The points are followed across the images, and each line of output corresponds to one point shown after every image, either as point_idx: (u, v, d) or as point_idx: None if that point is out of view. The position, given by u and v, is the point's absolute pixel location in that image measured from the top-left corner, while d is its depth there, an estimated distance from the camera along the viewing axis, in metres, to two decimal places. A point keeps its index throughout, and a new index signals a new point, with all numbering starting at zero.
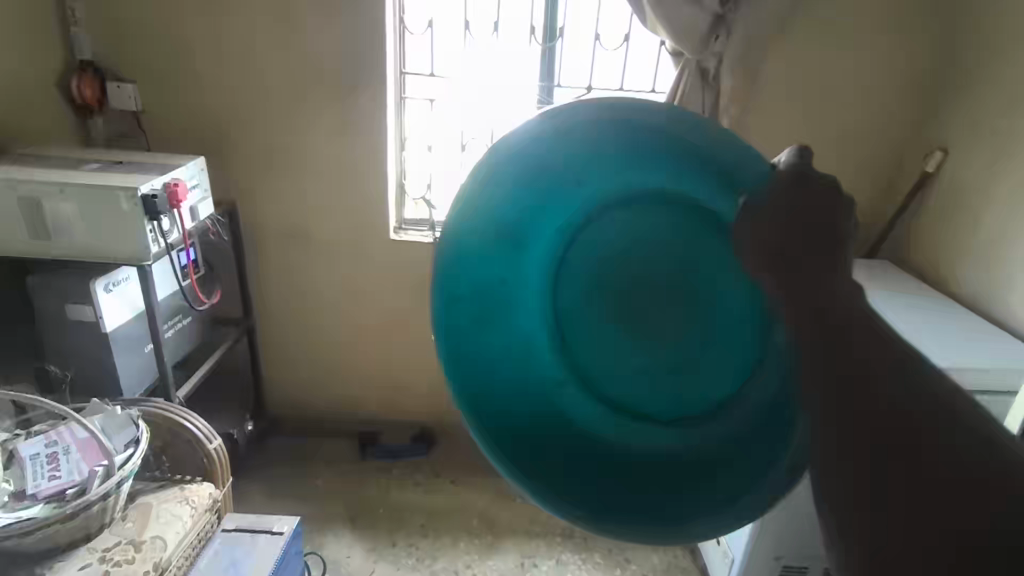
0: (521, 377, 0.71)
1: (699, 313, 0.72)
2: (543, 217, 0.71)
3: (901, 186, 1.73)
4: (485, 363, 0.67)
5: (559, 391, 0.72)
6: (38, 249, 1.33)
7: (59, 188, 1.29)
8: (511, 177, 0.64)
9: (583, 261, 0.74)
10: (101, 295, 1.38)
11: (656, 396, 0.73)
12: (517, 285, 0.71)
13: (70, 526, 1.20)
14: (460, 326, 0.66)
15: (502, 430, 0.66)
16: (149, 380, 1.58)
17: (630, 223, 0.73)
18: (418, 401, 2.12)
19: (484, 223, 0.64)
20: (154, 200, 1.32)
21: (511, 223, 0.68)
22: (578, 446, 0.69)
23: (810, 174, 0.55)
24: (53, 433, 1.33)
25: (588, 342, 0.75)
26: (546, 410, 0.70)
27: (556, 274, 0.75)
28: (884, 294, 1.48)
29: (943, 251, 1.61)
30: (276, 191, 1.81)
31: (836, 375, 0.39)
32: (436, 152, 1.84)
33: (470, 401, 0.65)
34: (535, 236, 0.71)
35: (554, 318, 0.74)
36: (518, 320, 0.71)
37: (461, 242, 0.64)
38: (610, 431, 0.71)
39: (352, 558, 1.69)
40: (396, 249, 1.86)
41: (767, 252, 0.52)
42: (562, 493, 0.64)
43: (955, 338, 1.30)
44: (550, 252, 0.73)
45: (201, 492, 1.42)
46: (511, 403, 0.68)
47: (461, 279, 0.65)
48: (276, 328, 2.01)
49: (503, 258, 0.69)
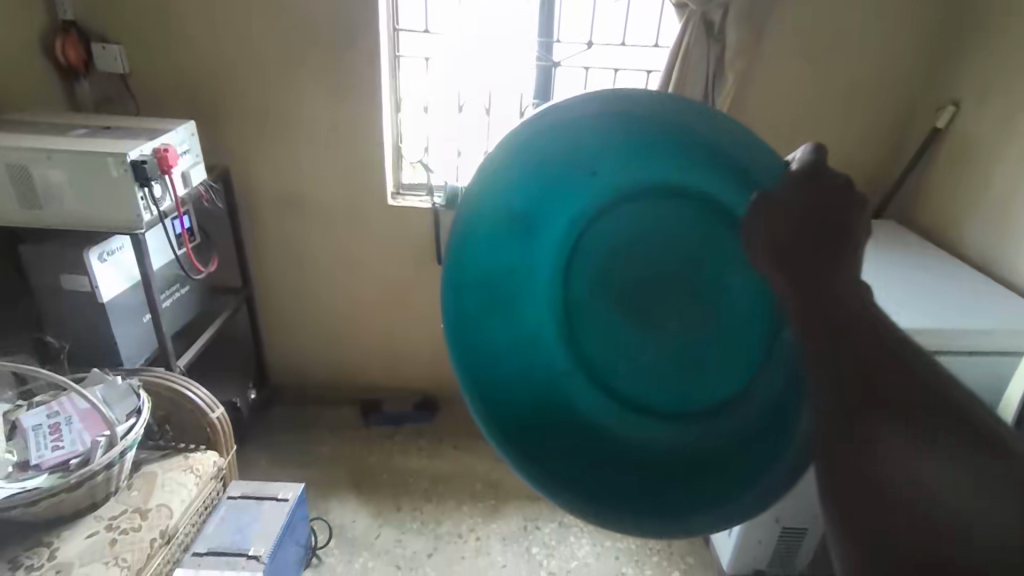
0: (528, 367, 0.70)
1: (709, 309, 0.70)
2: (553, 207, 0.69)
3: (908, 144, 1.69)
4: (491, 353, 0.67)
5: (564, 382, 0.71)
6: (30, 218, 1.30)
7: (46, 154, 1.25)
8: (519, 165, 0.62)
9: (593, 252, 0.71)
10: (96, 265, 1.36)
11: (663, 392, 0.71)
12: (524, 274, 0.69)
13: (76, 495, 1.21)
14: (470, 315, 0.65)
15: (507, 418, 0.65)
16: (148, 350, 1.57)
17: (641, 215, 0.70)
18: (420, 368, 2.11)
19: (495, 210, 0.63)
20: (144, 166, 1.28)
21: (522, 211, 0.66)
22: (581, 437, 0.68)
23: (823, 171, 0.56)
24: (54, 404, 1.32)
25: (594, 332, 0.72)
26: (553, 400, 0.70)
27: (567, 265, 0.72)
28: (890, 254, 1.45)
29: (951, 210, 1.58)
30: (271, 156, 1.77)
31: (843, 370, 0.44)
32: (432, 113, 1.80)
33: (477, 386, 0.64)
34: (546, 225, 0.69)
35: (564, 307, 0.72)
36: (524, 311, 0.70)
37: (472, 228, 0.62)
38: (617, 424, 0.70)
39: (357, 523, 1.71)
40: (394, 214, 1.83)
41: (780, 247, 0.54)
42: (564, 481, 0.63)
43: (961, 299, 1.28)
44: (560, 242, 0.70)
45: (205, 460, 1.42)
46: (514, 392, 0.67)
47: (470, 264, 0.63)
48: (275, 295, 1.99)
49: (513, 246, 0.67)
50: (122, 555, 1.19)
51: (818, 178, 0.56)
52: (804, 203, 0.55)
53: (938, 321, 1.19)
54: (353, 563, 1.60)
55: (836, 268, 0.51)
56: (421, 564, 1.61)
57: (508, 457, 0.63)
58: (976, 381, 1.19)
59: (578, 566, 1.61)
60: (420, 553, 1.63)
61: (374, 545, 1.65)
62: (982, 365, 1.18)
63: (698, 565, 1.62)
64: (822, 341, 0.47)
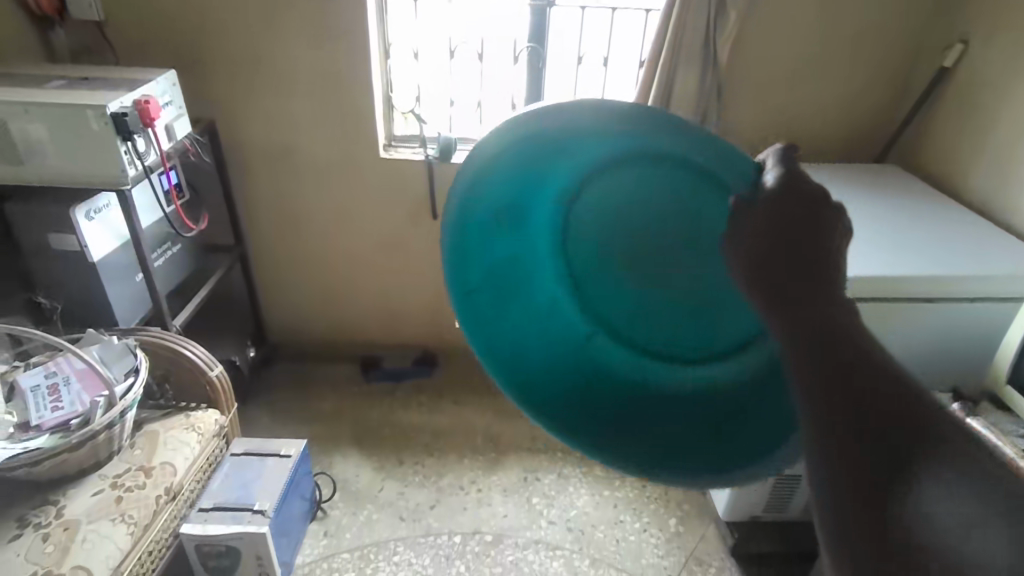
0: (550, 341, 0.64)
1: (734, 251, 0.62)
2: (549, 182, 0.62)
3: (914, 86, 1.65)
4: (514, 336, 0.63)
5: (595, 349, 0.64)
6: (14, 175, 1.27)
7: (23, 108, 1.21)
8: (507, 158, 0.56)
9: (601, 223, 0.66)
10: (83, 223, 1.33)
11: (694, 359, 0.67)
12: (527, 252, 0.65)
13: (79, 455, 1.21)
14: (481, 304, 0.62)
15: (535, 390, 0.62)
16: (143, 310, 1.55)
17: (644, 180, 0.62)
18: (417, 325, 2.09)
19: (487, 196, 0.58)
20: (125, 118, 1.23)
21: (517, 194, 0.60)
22: (623, 395, 0.62)
23: (799, 178, 0.52)
24: (51, 365, 1.31)
25: (615, 299, 0.66)
26: (586, 374, 0.63)
27: (572, 237, 0.66)
28: (892, 200, 1.42)
29: (956, 156, 1.55)
30: (258, 108, 1.72)
31: (834, 397, 0.39)
32: (423, 59, 1.74)
33: (503, 368, 0.62)
34: (542, 201, 0.63)
35: (579, 276, 0.66)
36: (535, 289, 0.65)
37: (466, 214, 0.58)
38: (652, 382, 0.63)
39: (361, 477, 1.73)
40: (387, 168, 1.79)
41: (759, 255, 0.49)
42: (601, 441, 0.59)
43: (966, 244, 1.26)
44: (562, 216, 0.65)
45: (207, 419, 1.43)
46: (538, 368, 0.63)
47: (471, 251, 0.60)
48: (269, 253, 1.97)
49: (514, 229, 0.62)
50: (129, 512, 1.20)
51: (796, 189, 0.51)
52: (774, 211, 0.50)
53: (943, 266, 1.16)
54: (358, 516, 1.62)
55: (829, 276, 0.46)
56: (424, 515, 1.63)
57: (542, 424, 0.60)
58: (972, 328, 1.19)
59: (577, 515, 1.64)
60: (422, 506, 1.65)
61: (377, 498, 1.67)
62: (979, 312, 1.17)
63: (694, 513, 1.65)
64: (813, 362, 0.41)
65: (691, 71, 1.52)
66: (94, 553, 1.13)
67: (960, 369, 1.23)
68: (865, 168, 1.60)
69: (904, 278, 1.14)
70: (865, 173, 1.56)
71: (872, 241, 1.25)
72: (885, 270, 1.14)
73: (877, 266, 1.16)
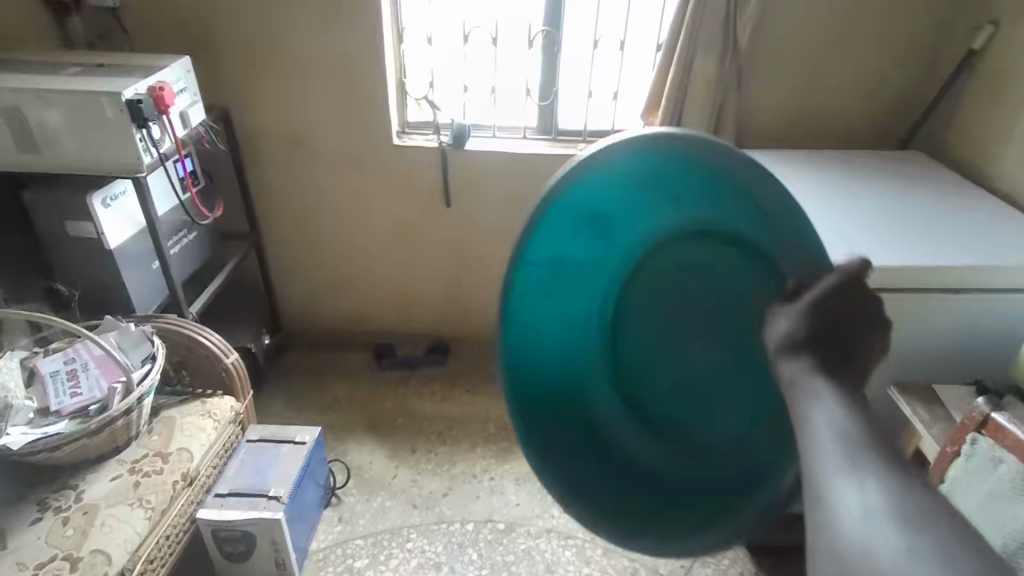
0: (568, 363, 0.69)
1: (740, 349, 0.74)
2: (626, 214, 0.67)
3: (940, 70, 1.61)
4: (537, 345, 0.66)
5: (597, 388, 0.72)
6: (32, 162, 1.28)
7: (39, 95, 1.22)
8: (604, 166, 0.61)
9: (653, 274, 0.72)
10: (100, 210, 1.34)
11: (677, 411, 0.75)
12: (584, 272, 0.68)
13: (98, 440, 1.22)
14: (526, 300, 0.64)
15: (533, 414, 0.66)
16: (160, 296, 1.56)
17: (702, 251, 0.71)
18: (430, 313, 2.09)
19: (574, 194, 0.61)
20: (139, 106, 1.23)
21: (596, 209, 0.65)
22: (602, 451, 0.71)
23: (866, 285, 0.55)
24: (70, 351, 1.33)
25: (634, 346, 0.73)
26: (580, 407, 0.70)
27: (626, 279, 0.71)
28: (915, 188, 1.39)
29: (976, 143, 1.50)
30: (272, 94, 1.72)
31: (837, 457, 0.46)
32: (436, 44, 1.72)
33: (515, 378, 0.64)
34: (612, 229, 0.68)
35: (613, 316, 0.71)
36: (576, 308, 0.69)
37: (552, 205, 0.60)
38: (633, 444, 0.73)
39: (374, 464, 1.73)
40: (400, 155, 1.78)
41: (810, 334, 0.54)
42: (574, 483, 0.68)
43: (989, 234, 1.21)
44: (621, 253, 0.70)
45: (223, 406, 1.43)
46: (546, 386, 0.68)
47: (535, 250, 0.62)
48: (284, 241, 1.97)
49: (583, 242, 0.66)
50: (146, 496, 1.22)
51: (858, 285, 0.55)
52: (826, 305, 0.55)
53: (960, 258, 1.13)
54: (372, 502, 1.63)
55: (855, 369, 0.53)
56: (437, 503, 1.63)
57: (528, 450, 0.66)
58: (996, 319, 1.16)
59: None
60: (435, 493, 1.66)
61: (391, 486, 1.68)
62: (1005, 303, 1.14)
63: None
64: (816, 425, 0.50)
65: (710, 56, 1.50)
66: (113, 536, 1.14)
67: (985, 361, 1.21)
68: (887, 155, 1.57)
69: (925, 267, 1.11)
70: (888, 160, 1.53)
71: (894, 230, 1.22)
72: (905, 261, 1.12)
73: (899, 256, 1.14)
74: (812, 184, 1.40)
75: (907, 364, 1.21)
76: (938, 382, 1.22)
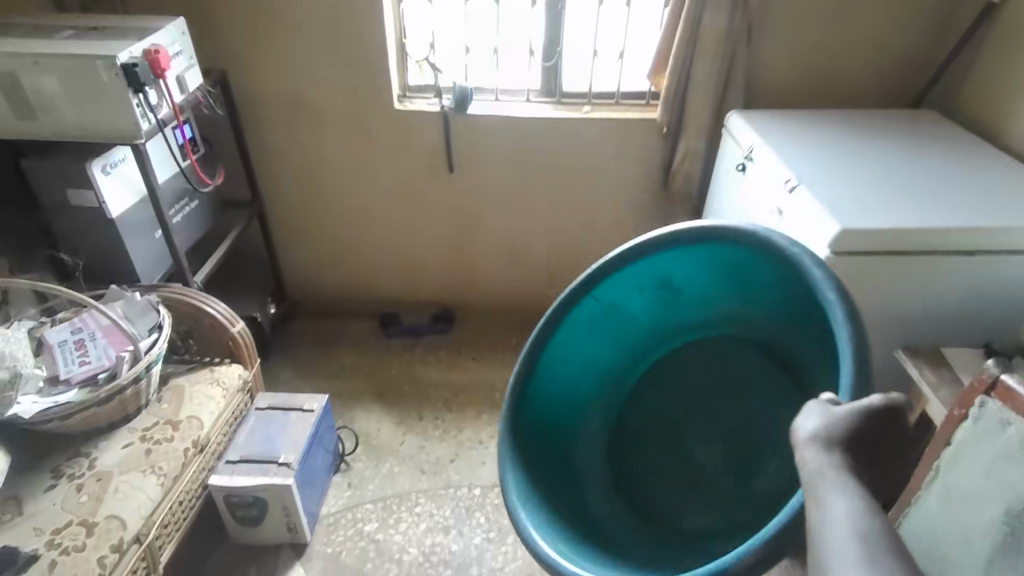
0: (599, 382, 1.25)
1: (733, 451, 1.16)
2: (670, 310, 1.22)
3: (957, 25, 1.56)
4: (575, 360, 1.19)
5: (603, 405, 1.25)
6: (29, 129, 1.27)
7: (33, 60, 1.20)
8: (658, 259, 1.11)
9: (669, 355, 1.25)
10: (100, 178, 1.33)
11: (649, 461, 1.22)
12: (627, 333, 1.23)
13: (108, 408, 1.23)
14: (586, 325, 1.17)
15: (541, 411, 1.14)
16: (165, 265, 1.56)
17: (714, 360, 1.22)
18: (435, 280, 2.09)
19: (635, 278, 1.14)
20: (135, 70, 1.21)
21: (649, 299, 1.19)
22: (569, 474, 1.16)
23: (902, 412, 0.72)
24: (76, 321, 1.33)
25: (644, 393, 1.25)
26: (585, 414, 1.24)
27: (654, 352, 1.26)
28: (928, 148, 1.36)
29: (993, 99, 1.45)
30: (272, 59, 1.69)
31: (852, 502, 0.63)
32: (437, 3, 1.68)
33: (554, 369, 1.15)
34: (656, 318, 1.23)
35: (635, 369, 1.26)
36: (609, 347, 1.22)
37: (622, 274, 1.13)
38: (602, 465, 1.22)
39: (382, 431, 1.75)
40: (402, 119, 1.76)
41: (845, 438, 0.69)
42: (546, 466, 1.11)
43: (1001, 194, 1.18)
44: (651, 335, 1.24)
45: (231, 374, 1.44)
46: (572, 390, 1.21)
47: (603, 301, 1.15)
48: (287, 210, 1.96)
49: (635, 314, 1.21)
50: (158, 463, 1.23)
51: (896, 414, 0.71)
52: (866, 420, 0.70)
53: (976, 219, 1.10)
54: (380, 468, 1.65)
55: (872, 461, 0.70)
56: (444, 469, 1.65)
57: (517, 437, 1.08)
58: (1010, 280, 1.14)
59: None
60: (442, 459, 1.67)
61: (398, 452, 1.69)
62: (1019, 264, 1.12)
63: None
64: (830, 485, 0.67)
65: (719, 11, 1.46)
66: (127, 502, 1.16)
67: (996, 323, 1.19)
68: (900, 115, 1.53)
69: (937, 228, 1.09)
70: (901, 120, 1.49)
71: (905, 191, 1.19)
72: (915, 223, 1.10)
73: (911, 218, 1.11)
74: (820, 145, 1.37)
75: (915, 328, 1.19)
76: (947, 346, 1.21)
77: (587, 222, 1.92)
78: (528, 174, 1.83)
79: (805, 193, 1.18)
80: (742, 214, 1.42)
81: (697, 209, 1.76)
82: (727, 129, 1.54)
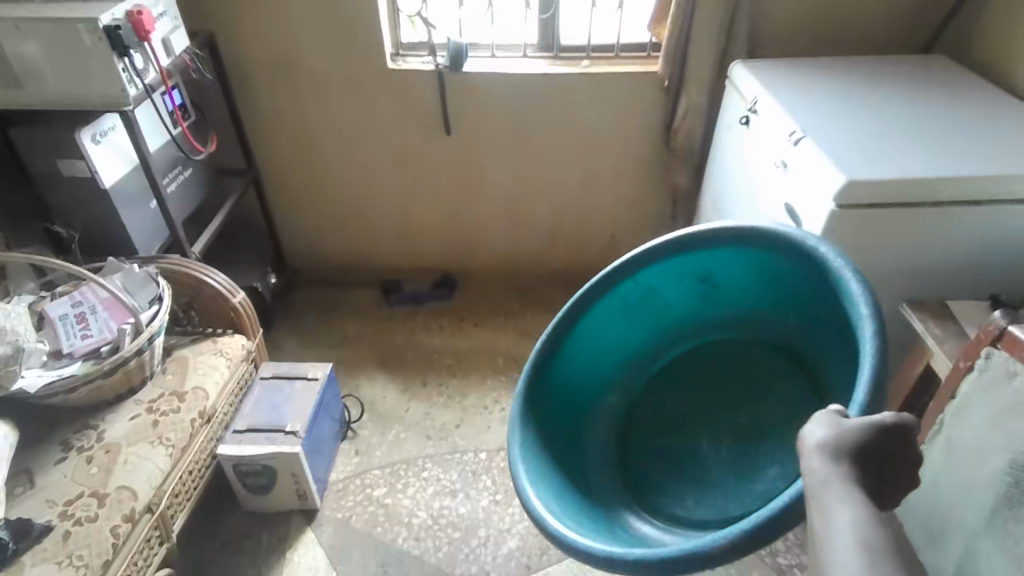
0: (621, 368, 1.25)
1: (736, 448, 1.12)
2: (703, 308, 1.21)
3: None
4: (599, 342, 1.19)
5: (621, 391, 1.25)
6: (15, 97, 1.24)
7: (13, 24, 1.16)
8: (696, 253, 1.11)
9: (696, 352, 1.24)
10: (90, 147, 1.31)
11: (655, 447, 1.20)
12: (656, 324, 1.23)
13: (113, 380, 1.23)
14: (614, 309, 1.18)
15: (559, 387, 1.14)
16: (162, 236, 1.55)
17: (740, 362, 1.19)
18: (436, 246, 2.07)
19: (672, 269, 1.15)
20: (119, 33, 1.17)
21: (684, 293, 1.19)
22: (575, 451, 1.15)
23: (912, 435, 0.67)
24: (76, 294, 1.31)
25: (663, 385, 1.25)
26: (602, 397, 1.24)
27: (681, 347, 1.25)
28: (939, 96, 1.32)
29: (1004, 42, 1.41)
30: (260, 20, 1.64)
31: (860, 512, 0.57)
32: None
33: (578, 346, 1.17)
34: (686, 312, 1.22)
35: (659, 361, 1.26)
36: (635, 335, 1.23)
37: (660, 264, 1.14)
38: (610, 447, 1.21)
39: (388, 398, 1.75)
40: (396, 79, 1.72)
41: (854, 450, 0.64)
42: (553, 437, 1.11)
43: (1013, 141, 1.15)
44: (680, 329, 1.24)
45: (234, 344, 1.44)
46: (594, 371, 1.21)
47: (637, 288, 1.16)
48: (283, 177, 1.93)
49: (665, 305, 1.20)
50: (166, 434, 1.23)
51: (907, 436, 0.67)
52: (877, 435, 0.66)
53: (986, 167, 1.08)
54: (386, 435, 1.65)
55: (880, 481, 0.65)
56: (450, 434, 1.65)
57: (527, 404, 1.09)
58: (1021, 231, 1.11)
59: None
60: (448, 425, 1.68)
61: (404, 419, 1.70)
62: None
63: None
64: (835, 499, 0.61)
65: None
66: (137, 473, 1.16)
67: (1005, 274, 1.17)
68: (910, 62, 1.48)
69: (944, 178, 1.07)
70: (910, 67, 1.45)
71: (913, 140, 1.16)
72: (921, 172, 1.07)
73: (918, 167, 1.09)
74: (824, 94, 1.33)
75: (923, 281, 1.18)
76: (954, 300, 1.19)
77: (588, 183, 1.89)
78: (527, 134, 1.80)
79: (810, 144, 1.15)
80: (745, 169, 1.40)
81: (700, 166, 1.73)
82: (730, 81, 1.50)
